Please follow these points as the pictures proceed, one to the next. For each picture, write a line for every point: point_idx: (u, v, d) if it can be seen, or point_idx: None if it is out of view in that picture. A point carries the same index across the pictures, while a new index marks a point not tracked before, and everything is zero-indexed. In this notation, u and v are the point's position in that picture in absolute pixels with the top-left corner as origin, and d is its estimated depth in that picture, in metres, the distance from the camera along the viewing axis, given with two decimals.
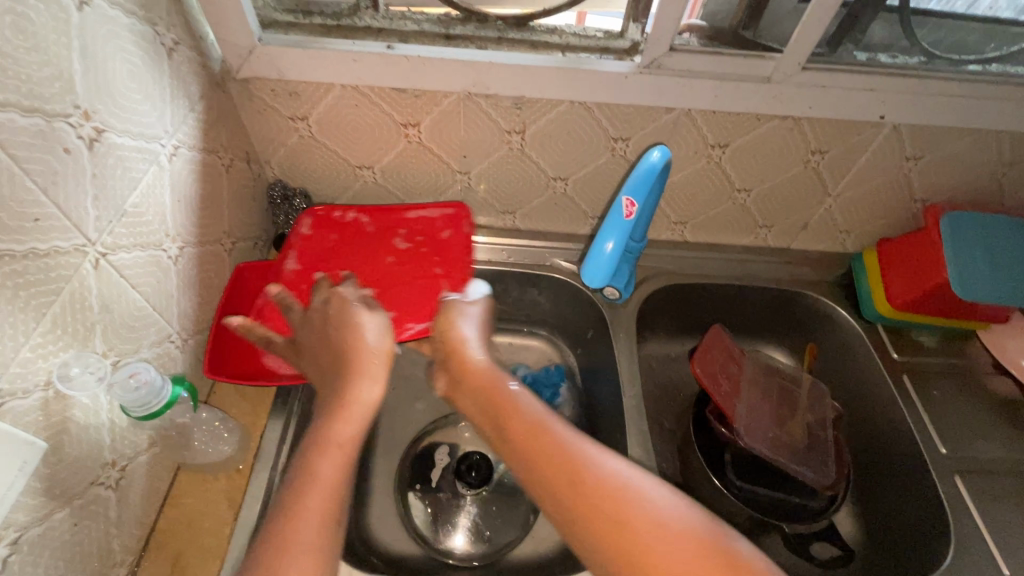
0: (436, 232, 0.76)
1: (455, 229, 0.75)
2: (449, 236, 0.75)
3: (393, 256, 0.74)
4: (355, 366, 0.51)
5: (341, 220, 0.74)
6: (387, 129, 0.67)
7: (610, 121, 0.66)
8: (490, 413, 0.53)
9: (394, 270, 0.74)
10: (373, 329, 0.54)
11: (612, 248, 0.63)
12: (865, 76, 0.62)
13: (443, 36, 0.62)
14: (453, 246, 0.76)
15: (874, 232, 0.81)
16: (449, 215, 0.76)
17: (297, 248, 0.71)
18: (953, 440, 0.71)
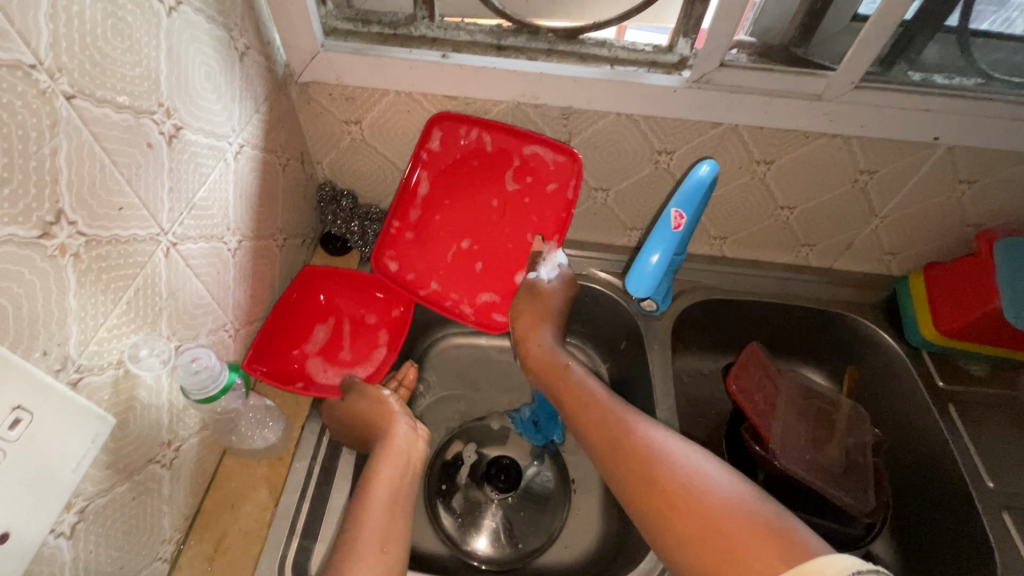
0: (542, 181, 0.70)
1: (563, 181, 0.68)
2: (556, 189, 0.69)
3: (498, 200, 0.72)
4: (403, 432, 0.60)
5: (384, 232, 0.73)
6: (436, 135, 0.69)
7: (656, 134, 0.66)
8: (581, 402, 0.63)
9: (495, 217, 0.73)
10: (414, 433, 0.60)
11: (657, 261, 0.63)
12: (921, 97, 0.61)
13: (495, 47, 0.64)
14: (552, 203, 0.70)
15: (922, 256, 0.79)
16: (562, 163, 0.67)
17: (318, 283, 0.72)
18: (1003, 474, 0.68)
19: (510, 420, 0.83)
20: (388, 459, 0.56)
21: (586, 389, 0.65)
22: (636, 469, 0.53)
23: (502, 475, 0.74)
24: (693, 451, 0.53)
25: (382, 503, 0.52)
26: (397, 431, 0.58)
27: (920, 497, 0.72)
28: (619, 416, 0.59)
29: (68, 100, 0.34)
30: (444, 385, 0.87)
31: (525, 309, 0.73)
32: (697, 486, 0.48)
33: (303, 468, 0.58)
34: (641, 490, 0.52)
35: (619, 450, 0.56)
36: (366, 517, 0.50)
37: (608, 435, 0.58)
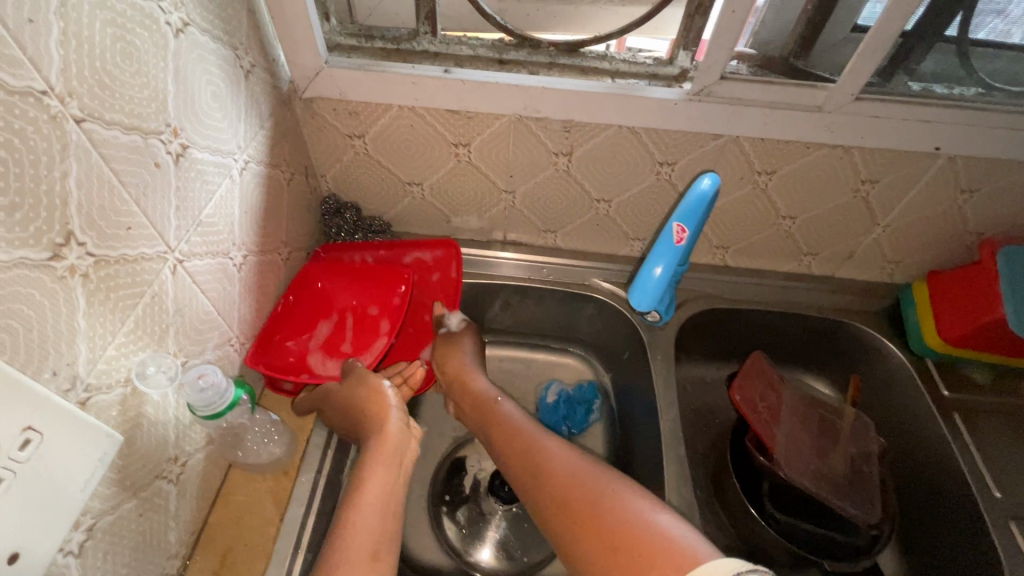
0: (425, 274, 0.77)
1: (443, 271, 0.76)
2: (439, 277, 0.77)
3: None
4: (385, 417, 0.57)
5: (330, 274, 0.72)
6: (439, 148, 0.69)
7: (657, 146, 0.67)
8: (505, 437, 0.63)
9: None
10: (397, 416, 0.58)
11: (660, 273, 0.63)
12: (921, 107, 0.61)
13: (497, 61, 0.66)
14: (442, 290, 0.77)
15: (924, 264, 0.80)
16: (439, 257, 0.77)
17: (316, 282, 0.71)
18: (1010, 483, 0.67)
19: None
20: (381, 458, 0.54)
21: (529, 436, 0.62)
22: (589, 524, 0.50)
23: (507, 485, 0.75)
24: (647, 503, 0.50)
25: (376, 504, 0.50)
26: (390, 424, 0.57)
27: (926, 506, 0.71)
28: (536, 447, 0.60)
29: (78, 124, 0.34)
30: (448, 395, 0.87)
31: (445, 350, 0.74)
32: (657, 537, 0.46)
33: (308, 482, 0.58)
34: (597, 548, 0.48)
35: (569, 505, 0.52)
36: (358, 519, 0.48)
37: (557, 487, 0.54)
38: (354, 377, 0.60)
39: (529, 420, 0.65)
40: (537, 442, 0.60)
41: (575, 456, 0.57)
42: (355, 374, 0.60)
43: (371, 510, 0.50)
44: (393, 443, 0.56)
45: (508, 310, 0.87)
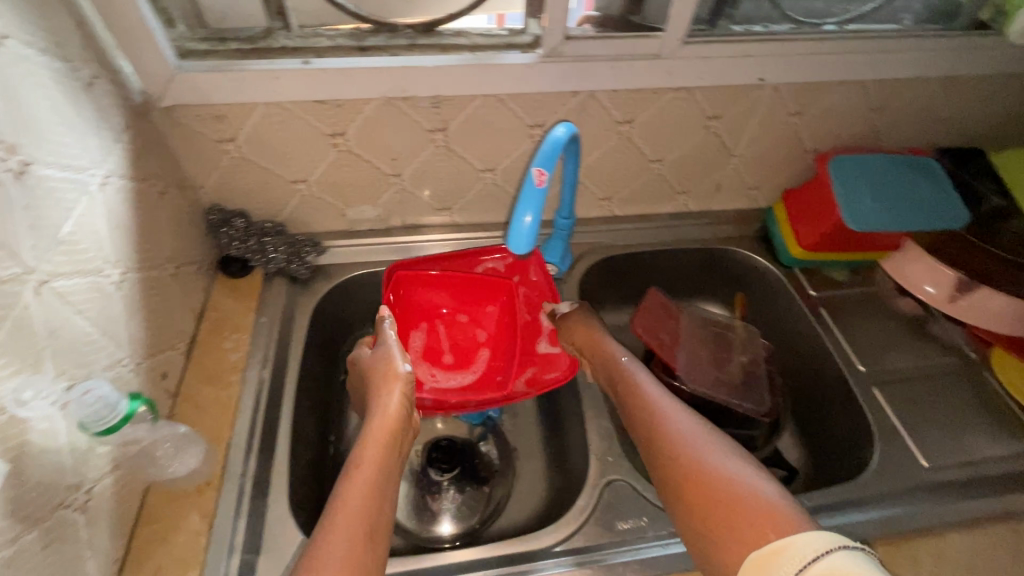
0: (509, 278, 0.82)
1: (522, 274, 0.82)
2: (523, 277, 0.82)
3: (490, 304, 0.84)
4: (388, 390, 0.61)
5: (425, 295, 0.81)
6: (316, 141, 0.70)
7: (524, 110, 0.71)
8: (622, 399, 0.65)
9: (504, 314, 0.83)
10: (398, 396, 0.61)
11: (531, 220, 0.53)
12: (740, 44, 0.69)
13: (358, 48, 0.67)
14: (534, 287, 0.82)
15: (779, 185, 0.90)
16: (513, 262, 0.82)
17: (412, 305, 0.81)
18: (869, 358, 0.80)
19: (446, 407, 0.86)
20: (382, 433, 0.56)
21: (638, 393, 0.64)
22: (688, 478, 0.52)
23: (444, 454, 0.78)
24: (750, 467, 0.52)
25: (374, 472, 0.52)
26: (394, 402, 0.60)
27: (810, 391, 0.82)
28: (652, 407, 0.62)
29: None
30: None
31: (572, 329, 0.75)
32: (757, 501, 0.48)
33: (236, 487, 0.58)
34: (695, 505, 0.51)
35: (676, 460, 0.54)
36: (354, 488, 0.50)
37: (664, 444, 0.56)
38: (376, 364, 0.65)
39: (650, 379, 0.67)
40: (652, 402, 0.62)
41: (687, 418, 0.59)
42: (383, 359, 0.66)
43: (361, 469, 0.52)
44: (396, 421, 0.58)
45: None
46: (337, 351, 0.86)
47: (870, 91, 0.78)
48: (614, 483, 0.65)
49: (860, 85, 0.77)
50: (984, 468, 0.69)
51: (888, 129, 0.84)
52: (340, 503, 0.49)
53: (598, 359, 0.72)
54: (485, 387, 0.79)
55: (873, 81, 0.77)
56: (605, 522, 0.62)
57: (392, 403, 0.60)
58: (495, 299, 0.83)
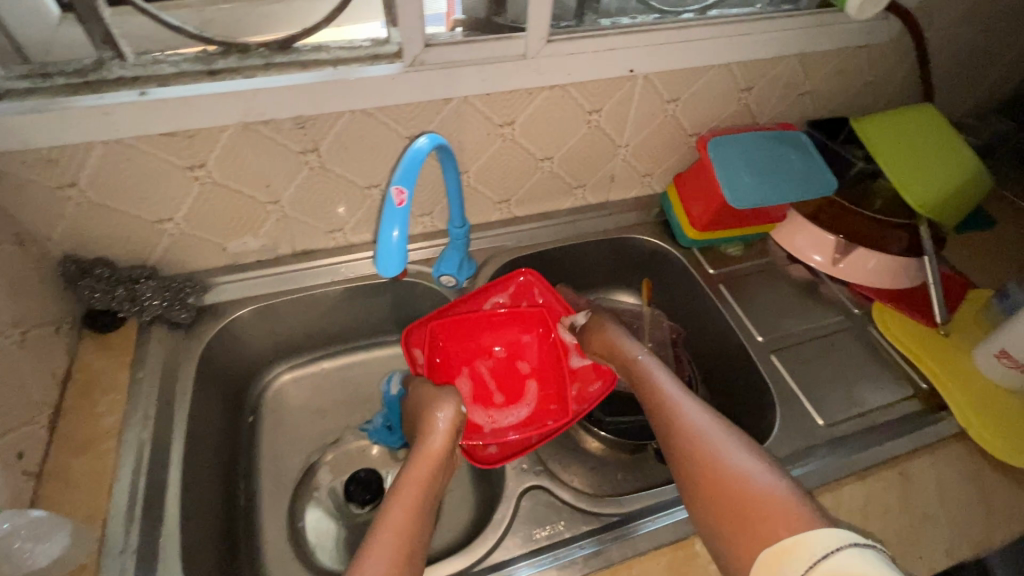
0: (525, 304, 0.82)
1: (532, 298, 0.81)
2: (540, 299, 0.82)
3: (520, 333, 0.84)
4: (433, 424, 0.65)
5: (455, 341, 0.81)
6: (173, 176, 0.65)
7: (397, 122, 0.69)
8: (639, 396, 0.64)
9: (536, 341, 0.83)
10: (443, 429, 0.64)
11: (399, 236, 0.52)
12: (603, 38, 0.70)
13: (207, 73, 0.63)
14: (549, 308, 0.81)
15: (670, 170, 0.93)
16: (522, 287, 0.82)
17: (446, 354, 0.80)
18: (767, 326, 0.84)
19: (365, 433, 0.83)
20: (419, 468, 0.60)
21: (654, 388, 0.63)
22: (706, 475, 0.51)
23: (363, 487, 0.75)
24: (759, 459, 0.51)
25: (411, 505, 0.55)
26: (438, 437, 0.63)
27: (719, 365, 0.86)
28: (667, 404, 0.60)
29: None
30: (290, 423, 0.83)
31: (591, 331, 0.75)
32: (770, 497, 0.47)
33: (115, 566, 0.53)
34: (712, 503, 0.50)
35: (694, 458, 0.53)
36: (393, 518, 0.53)
37: (680, 440, 0.55)
38: (427, 399, 0.69)
39: (666, 372, 0.65)
40: (666, 397, 0.61)
41: (704, 411, 0.58)
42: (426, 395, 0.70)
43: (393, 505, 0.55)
44: (437, 455, 0.62)
45: (325, 319, 0.85)
46: (238, 393, 0.81)
47: (737, 74, 0.81)
48: (530, 491, 0.65)
49: (726, 68, 0.80)
50: (874, 418, 0.74)
51: (760, 106, 0.88)
52: (375, 534, 0.51)
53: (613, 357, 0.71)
54: (542, 416, 0.78)
55: (738, 64, 0.80)
56: (523, 532, 0.61)
57: (436, 435, 0.63)
58: (529, 329, 0.83)
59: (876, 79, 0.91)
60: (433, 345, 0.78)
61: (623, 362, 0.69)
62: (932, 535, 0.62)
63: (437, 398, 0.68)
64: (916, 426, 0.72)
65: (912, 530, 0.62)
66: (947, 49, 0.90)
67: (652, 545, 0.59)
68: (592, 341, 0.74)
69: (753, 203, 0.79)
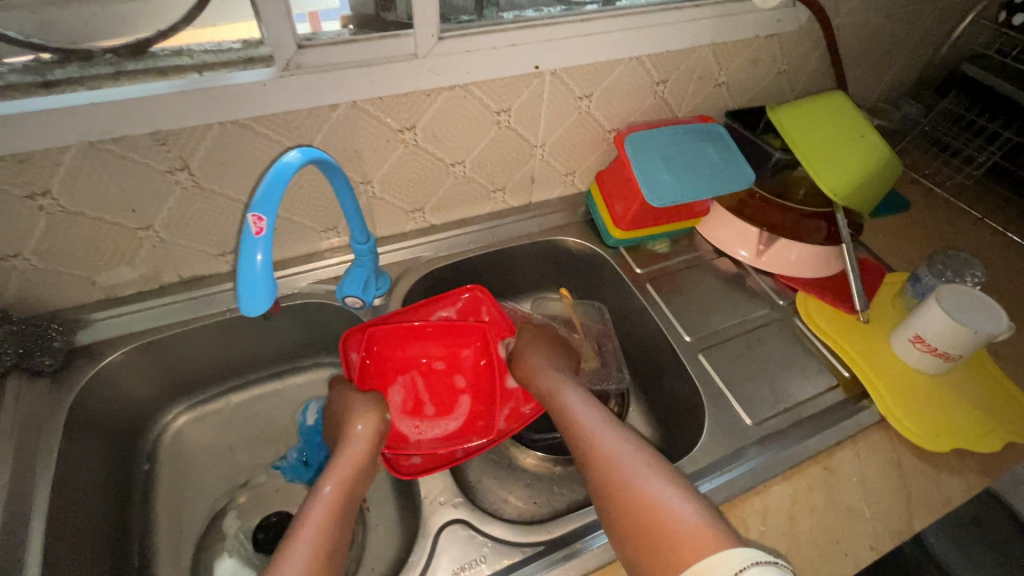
0: (470, 317, 0.75)
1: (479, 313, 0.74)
2: (487, 315, 0.75)
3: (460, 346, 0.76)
4: (355, 426, 0.59)
5: (388, 348, 0.72)
6: (11, 207, 0.56)
7: (279, 133, 0.62)
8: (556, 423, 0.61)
9: (477, 355, 0.76)
10: (366, 431, 0.59)
11: (264, 262, 0.45)
12: (501, 33, 0.65)
13: (41, 85, 0.54)
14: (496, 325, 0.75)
15: (592, 168, 0.89)
16: (469, 301, 0.74)
17: (378, 360, 0.71)
18: (695, 324, 0.83)
19: (278, 471, 0.76)
20: (339, 474, 0.55)
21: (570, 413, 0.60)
22: (622, 507, 0.49)
23: (270, 533, 0.69)
24: (671, 484, 0.49)
25: (324, 520, 0.50)
26: (360, 441, 0.58)
27: (650, 367, 0.84)
28: (583, 430, 0.57)
29: None
30: (194, 467, 0.76)
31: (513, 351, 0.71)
32: (682, 528, 0.45)
33: None
34: (630, 538, 0.47)
35: (611, 488, 0.51)
36: (302, 538, 0.48)
37: (602, 475, 0.52)
38: (348, 400, 0.63)
39: (583, 394, 0.62)
40: (583, 422, 0.58)
41: (621, 435, 0.55)
42: (347, 402, 0.63)
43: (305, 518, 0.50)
44: (358, 460, 0.57)
45: (226, 350, 0.77)
46: (128, 440, 0.72)
47: (649, 66, 0.78)
48: (448, 527, 0.59)
49: (638, 61, 0.77)
50: (800, 412, 0.73)
51: (677, 98, 0.85)
52: (283, 552, 0.47)
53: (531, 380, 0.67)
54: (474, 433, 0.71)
55: (649, 56, 0.77)
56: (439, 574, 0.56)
57: (357, 438, 0.58)
58: (467, 344, 0.76)
59: (789, 67, 0.90)
60: (369, 347, 0.70)
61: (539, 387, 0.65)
62: (857, 531, 0.62)
63: (358, 400, 0.63)
64: (840, 417, 0.72)
65: (837, 527, 0.62)
66: (856, 33, 0.90)
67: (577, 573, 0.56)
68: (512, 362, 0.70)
69: (668, 199, 0.76)
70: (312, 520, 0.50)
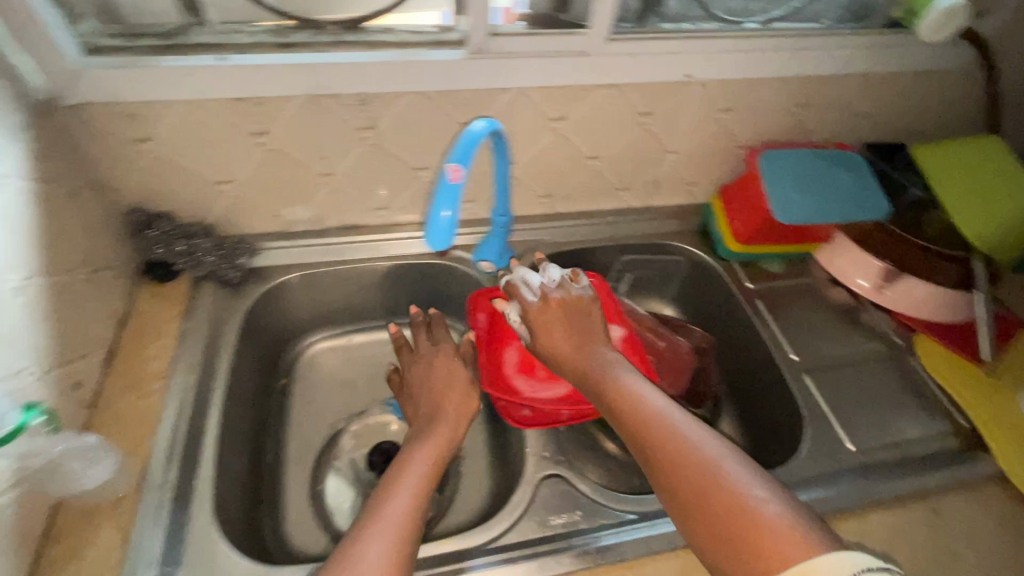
0: None
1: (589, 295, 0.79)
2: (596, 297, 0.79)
3: None
4: (445, 397, 0.67)
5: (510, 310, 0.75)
6: (238, 141, 0.68)
7: (454, 108, 0.71)
8: (610, 401, 0.57)
9: None
10: (455, 398, 0.67)
11: (451, 214, 0.54)
12: (663, 41, 0.70)
13: (280, 46, 0.66)
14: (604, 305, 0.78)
15: (715, 181, 0.92)
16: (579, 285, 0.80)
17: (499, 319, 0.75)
18: (801, 345, 0.82)
19: (389, 408, 0.84)
20: (431, 433, 0.61)
21: (625, 391, 0.57)
22: (697, 497, 0.47)
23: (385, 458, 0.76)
24: (756, 481, 0.47)
25: (421, 477, 0.55)
26: (449, 406, 0.66)
27: (748, 379, 0.84)
28: (649, 413, 0.54)
29: None
30: (319, 390, 0.86)
31: (538, 325, 0.65)
32: (779, 530, 0.43)
33: (155, 500, 0.56)
34: (714, 534, 0.46)
35: (683, 474, 0.49)
36: (402, 487, 0.53)
37: (681, 465, 0.49)
38: (432, 369, 0.71)
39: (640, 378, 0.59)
40: (649, 405, 0.55)
41: (687, 419, 0.53)
42: (442, 374, 0.70)
43: (407, 467, 0.56)
44: (448, 425, 0.63)
45: (363, 294, 0.88)
46: (274, 353, 0.84)
47: (795, 88, 0.80)
48: (548, 479, 0.65)
49: (785, 82, 0.79)
50: (907, 449, 0.71)
51: (816, 124, 0.86)
52: (383, 498, 0.53)
53: (569, 359, 0.63)
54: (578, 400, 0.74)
55: (797, 78, 0.79)
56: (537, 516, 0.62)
57: (447, 406, 0.66)
58: None
59: (938, 106, 0.88)
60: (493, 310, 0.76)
61: (586, 364, 0.61)
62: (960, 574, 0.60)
63: (439, 368, 0.71)
64: (952, 462, 0.70)
65: (942, 568, 0.60)
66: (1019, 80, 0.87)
67: (667, 545, 0.59)
68: (538, 336, 0.65)
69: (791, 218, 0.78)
70: (411, 471, 0.56)
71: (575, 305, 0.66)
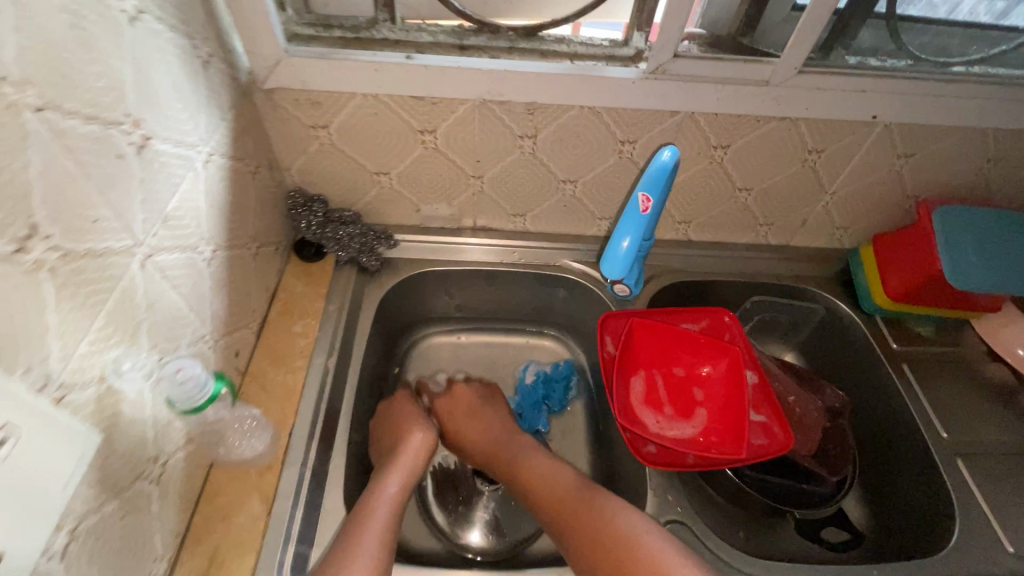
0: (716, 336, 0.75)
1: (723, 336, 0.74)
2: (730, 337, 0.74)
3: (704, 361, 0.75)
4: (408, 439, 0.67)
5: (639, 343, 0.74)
6: (404, 136, 0.69)
7: (618, 125, 0.69)
8: (557, 499, 0.64)
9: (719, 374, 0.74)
10: (418, 442, 0.67)
11: (627, 246, 0.63)
12: (856, 79, 0.65)
13: (458, 47, 0.66)
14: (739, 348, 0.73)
15: (869, 228, 0.85)
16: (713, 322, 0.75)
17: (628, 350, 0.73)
18: (951, 423, 0.74)
19: None
20: (395, 472, 0.63)
21: (558, 479, 0.66)
22: None
23: (493, 469, 0.74)
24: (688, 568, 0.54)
25: (387, 519, 0.57)
26: (408, 447, 0.66)
27: (883, 450, 0.77)
28: (595, 505, 0.61)
29: (36, 112, 0.33)
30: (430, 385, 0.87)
31: (472, 417, 0.78)
32: None
33: (296, 476, 0.58)
34: None
35: (604, 551, 0.57)
36: (369, 527, 0.55)
37: (624, 554, 0.55)
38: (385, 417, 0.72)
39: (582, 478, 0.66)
40: (597, 499, 0.61)
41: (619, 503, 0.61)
42: (402, 419, 0.71)
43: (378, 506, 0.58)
44: (411, 463, 0.65)
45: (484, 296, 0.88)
46: (393, 341, 0.86)
47: (990, 141, 0.72)
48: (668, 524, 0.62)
49: (979, 134, 0.72)
50: None
51: (1002, 182, 0.78)
52: (350, 540, 0.53)
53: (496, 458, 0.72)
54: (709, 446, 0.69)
55: (994, 131, 0.71)
56: None
57: (409, 447, 0.66)
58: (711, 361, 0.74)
59: None
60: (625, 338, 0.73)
61: (524, 459, 0.70)
62: None
63: (387, 417, 0.72)
64: None
65: None
66: None
67: None
68: (467, 430, 0.77)
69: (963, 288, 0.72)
70: (376, 517, 0.56)
71: (480, 390, 0.82)
